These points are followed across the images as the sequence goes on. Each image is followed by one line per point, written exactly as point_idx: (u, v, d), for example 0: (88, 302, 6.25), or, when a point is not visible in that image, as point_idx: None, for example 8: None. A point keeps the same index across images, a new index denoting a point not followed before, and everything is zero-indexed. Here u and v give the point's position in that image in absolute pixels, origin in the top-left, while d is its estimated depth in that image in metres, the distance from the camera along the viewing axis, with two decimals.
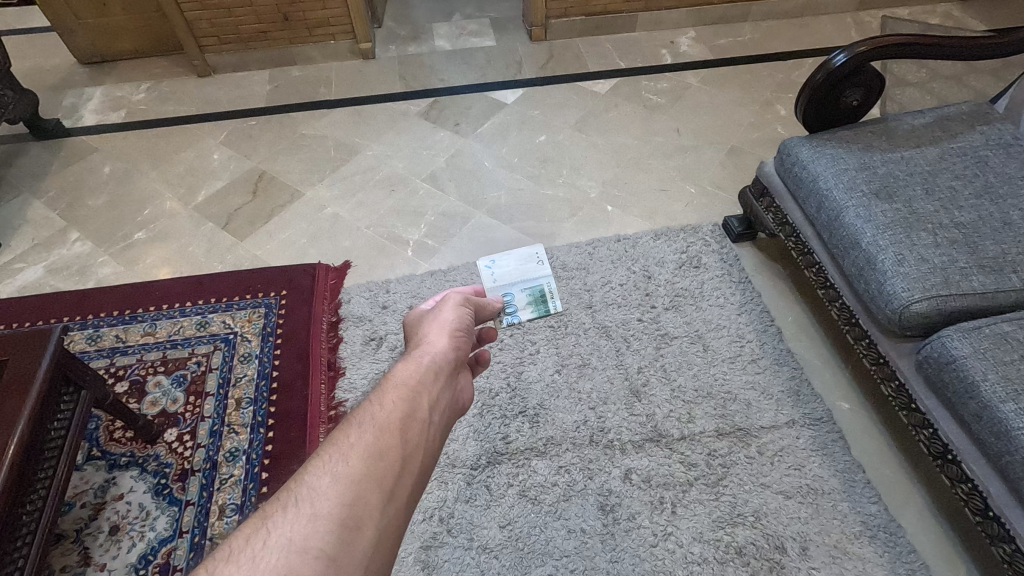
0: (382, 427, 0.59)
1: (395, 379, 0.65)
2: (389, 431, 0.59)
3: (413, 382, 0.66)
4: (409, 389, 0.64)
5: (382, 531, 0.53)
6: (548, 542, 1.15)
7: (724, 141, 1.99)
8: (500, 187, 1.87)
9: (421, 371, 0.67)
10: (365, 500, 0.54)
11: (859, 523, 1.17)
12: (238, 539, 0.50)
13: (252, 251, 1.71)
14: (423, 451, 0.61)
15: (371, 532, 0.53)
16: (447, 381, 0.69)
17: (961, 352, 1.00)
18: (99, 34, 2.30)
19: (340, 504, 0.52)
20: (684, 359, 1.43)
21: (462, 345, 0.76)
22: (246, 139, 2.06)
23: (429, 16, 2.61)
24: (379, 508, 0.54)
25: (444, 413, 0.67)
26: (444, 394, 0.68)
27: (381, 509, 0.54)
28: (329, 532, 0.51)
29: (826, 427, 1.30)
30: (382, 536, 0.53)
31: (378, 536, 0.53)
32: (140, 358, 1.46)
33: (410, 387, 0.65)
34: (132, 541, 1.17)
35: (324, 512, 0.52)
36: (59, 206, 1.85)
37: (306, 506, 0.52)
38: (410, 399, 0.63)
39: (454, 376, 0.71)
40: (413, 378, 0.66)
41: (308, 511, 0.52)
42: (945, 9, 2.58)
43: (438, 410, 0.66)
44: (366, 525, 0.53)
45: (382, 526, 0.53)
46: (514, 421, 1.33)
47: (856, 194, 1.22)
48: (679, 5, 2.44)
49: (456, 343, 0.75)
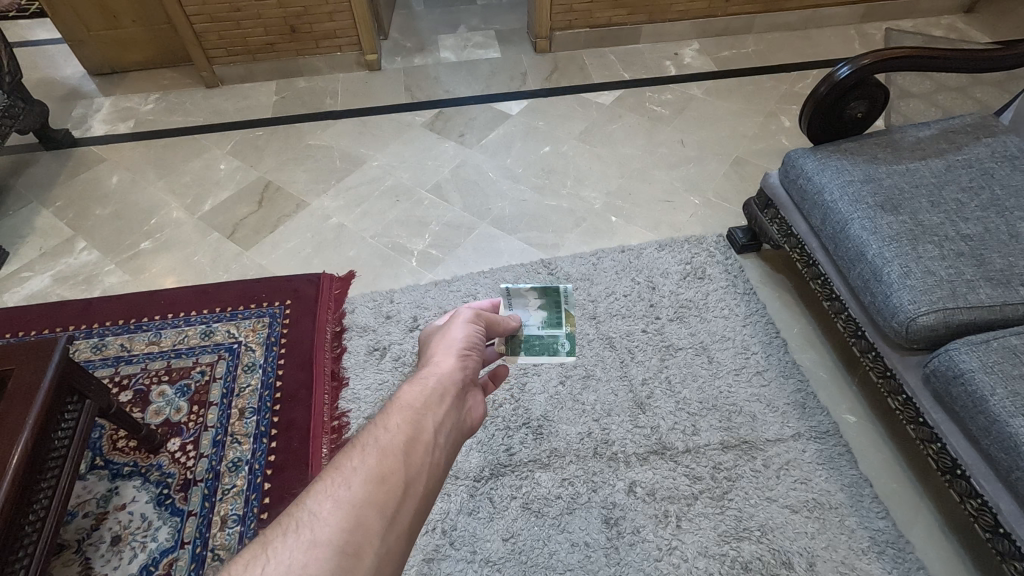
0: (385, 451, 0.59)
1: (401, 402, 0.64)
2: (391, 455, 0.59)
3: (418, 405, 0.64)
4: (414, 412, 0.63)
5: (383, 558, 0.52)
6: (551, 556, 1.14)
7: (728, 153, 2.00)
8: (504, 198, 1.88)
9: (427, 394, 0.66)
10: (367, 524, 0.53)
11: (867, 539, 1.15)
12: (237, 565, 0.50)
13: (257, 260, 1.71)
14: (427, 474, 0.60)
15: (370, 559, 0.52)
16: (453, 404, 0.67)
17: (969, 365, 0.99)
18: (109, 46, 2.33)
19: (340, 528, 0.52)
20: (688, 370, 1.42)
21: (470, 366, 0.73)
22: (253, 149, 2.07)
23: (435, 28, 2.63)
24: (379, 533, 0.53)
25: (452, 436, 0.66)
26: (450, 416, 0.66)
27: (381, 534, 0.53)
28: (328, 558, 0.50)
29: (833, 441, 1.29)
30: (383, 561, 0.52)
31: (378, 562, 0.52)
32: (144, 367, 1.46)
33: (415, 410, 0.64)
34: (134, 551, 1.17)
35: (324, 538, 0.51)
36: (66, 215, 1.86)
37: (306, 532, 0.51)
38: (414, 423, 0.62)
39: (461, 397, 0.69)
40: (419, 400, 0.65)
41: (309, 536, 0.51)
42: (949, 21, 2.60)
43: (444, 433, 0.64)
44: (365, 549, 0.52)
45: (382, 553, 0.53)
46: (517, 433, 1.32)
47: (861, 207, 1.22)
48: (683, 17, 2.45)
49: (464, 364, 0.73)
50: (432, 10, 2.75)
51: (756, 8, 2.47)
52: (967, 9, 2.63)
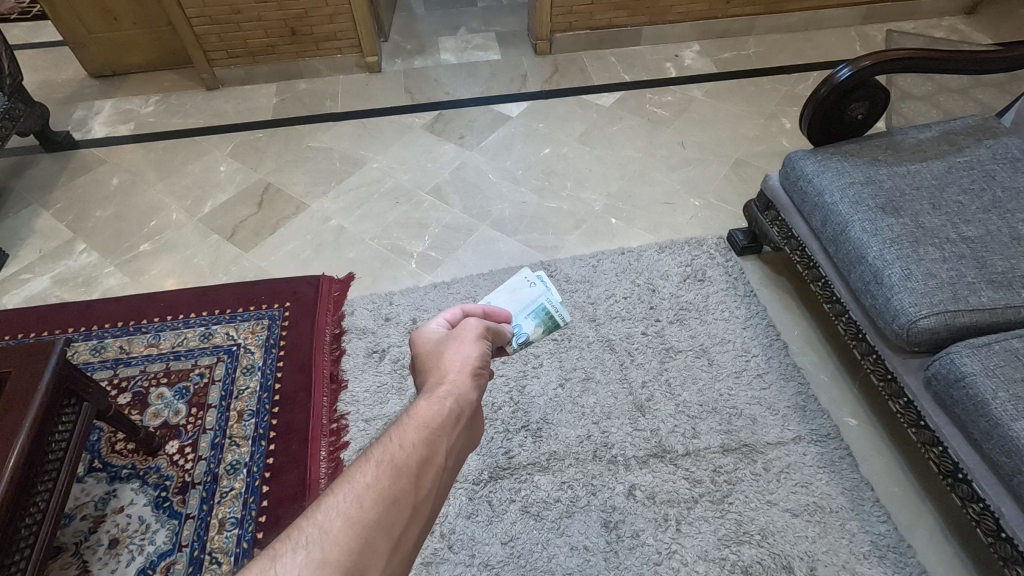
0: (399, 469, 0.53)
1: (416, 418, 0.58)
2: (404, 475, 0.53)
3: (434, 423, 0.58)
4: (429, 431, 0.57)
5: None
6: (550, 559, 1.14)
7: (729, 154, 2.00)
8: (504, 200, 1.88)
9: (443, 413, 0.60)
10: (372, 548, 0.48)
11: (868, 543, 1.14)
12: None
13: (256, 262, 1.71)
14: (435, 498, 0.55)
15: None
16: (466, 426, 0.62)
17: (971, 368, 0.98)
18: (110, 48, 2.33)
19: (348, 551, 0.47)
20: (689, 373, 1.41)
21: (484, 385, 0.68)
22: (253, 151, 2.07)
23: (436, 30, 2.63)
24: (384, 558, 0.48)
25: (459, 459, 0.60)
26: (462, 438, 0.61)
27: (387, 563, 0.48)
28: None
29: (834, 444, 1.28)
30: None
31: None
32: (143, 369, 1.46)
33: (431, 427, 0.58)
34: (132, 554, 1.16)
35: (333, 560, 0.46)
36: (66, 217, 1.87)
37: (315, 549, 0.46)
38: (430, 442, 0.56)
39: (474, 418, 0.64)
40: (435, 419, 0.59)
41: (317, 555, 0.46)
42: (950, 22, 2.59)
43: (454, 455, 0.59)
44: None
45: None
46: (517, 436, 1.31)
47: (862, 209, 1.21)
48: (683, 19, 2.45)
49: (477, 384, 0.67)
50: (433, 12, 2.75)
51: (757, 10, 2.46)
52: (969, 11, 2.63)
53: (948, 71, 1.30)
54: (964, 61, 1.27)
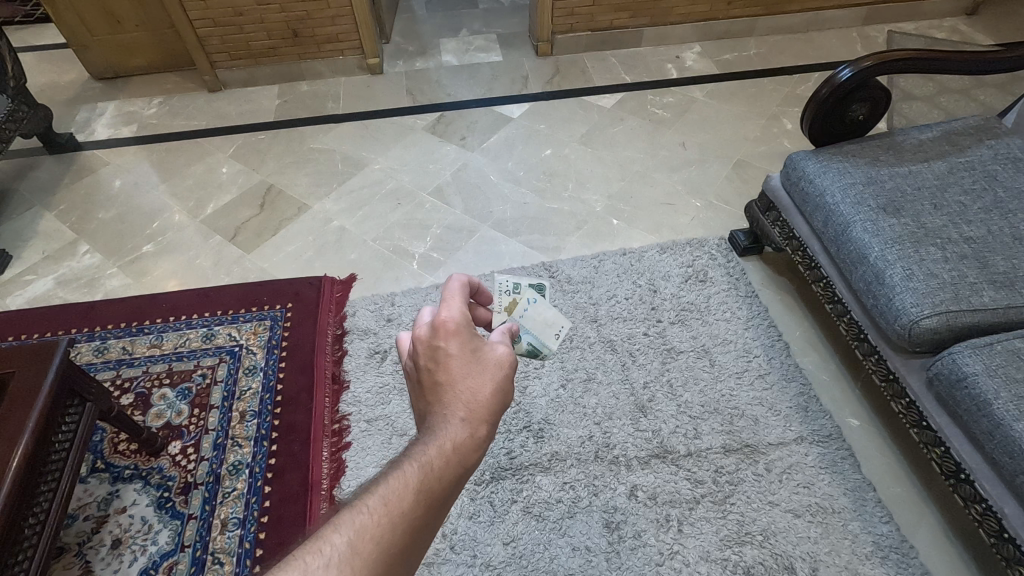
0: (431, 499, 0.51)
1: (453, 444, 0.54)
2: (432, 506, 0.51)
3: (469, 453, 0.55)
4: (463, 462, 0.54)
5: None
6: (552, 560, 1.14)
7: (730, 155, 2.00)
8: (506, 200, 1.88)
9: (474, 447, 0.56)
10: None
11: (870, 544, 1.14)
12: None
13: (259, 263, 1.72)
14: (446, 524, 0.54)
15: None
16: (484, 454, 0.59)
17: (972, 368, 0.98)
18: (112, 51, 2.34)
19: None
20: (691, 374, 1.41)
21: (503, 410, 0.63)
22: (256, 153, 2.08)
23: (437, 32, 2.64)
24: None
25: None
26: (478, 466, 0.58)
27: None
28: None
29: (836, 444, 1.28)
30: None
31: None
32: (146, 370, 1.46)
33: (463, 458, 0.54)
34: (134, 555, 1.16)
35: None
36: (69, 219, 1.87)
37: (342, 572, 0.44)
38: (460, 475, 0.54)
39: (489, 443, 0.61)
40: (469, 451, 0.55)
41: None
42: (951, 23, 2.59)
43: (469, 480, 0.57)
44: None
45: None
46: (519, 436, 1.31)
47: (864, 209, 1.21)
48: (684, 21, 2.45)
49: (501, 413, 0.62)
50: (434, 13, 2.76)
51: (757, 11, 2.47)
52: (969, 12, 2.63)
53: (951, 72, 1.29)
54: (966, 61, 1.26)
